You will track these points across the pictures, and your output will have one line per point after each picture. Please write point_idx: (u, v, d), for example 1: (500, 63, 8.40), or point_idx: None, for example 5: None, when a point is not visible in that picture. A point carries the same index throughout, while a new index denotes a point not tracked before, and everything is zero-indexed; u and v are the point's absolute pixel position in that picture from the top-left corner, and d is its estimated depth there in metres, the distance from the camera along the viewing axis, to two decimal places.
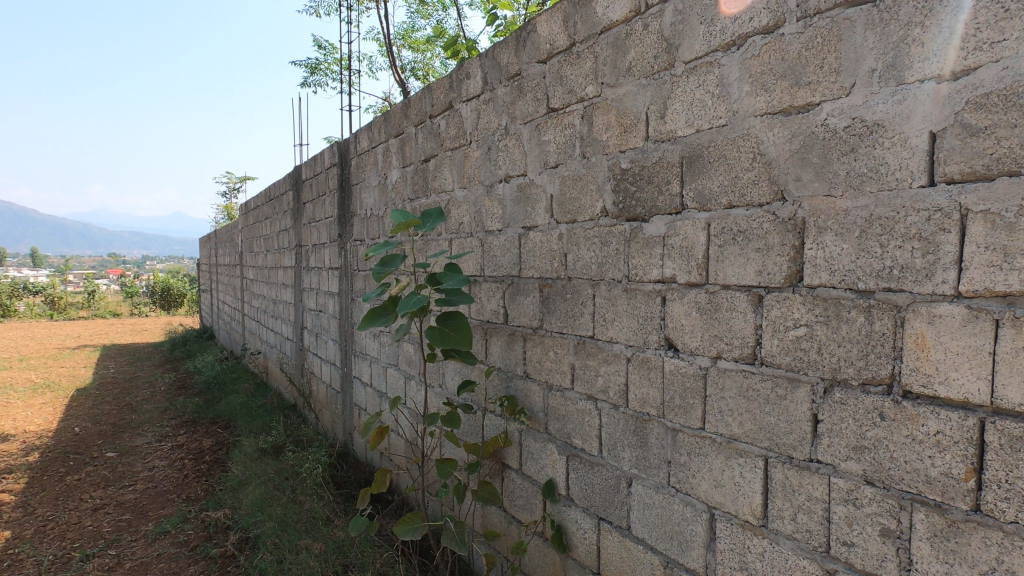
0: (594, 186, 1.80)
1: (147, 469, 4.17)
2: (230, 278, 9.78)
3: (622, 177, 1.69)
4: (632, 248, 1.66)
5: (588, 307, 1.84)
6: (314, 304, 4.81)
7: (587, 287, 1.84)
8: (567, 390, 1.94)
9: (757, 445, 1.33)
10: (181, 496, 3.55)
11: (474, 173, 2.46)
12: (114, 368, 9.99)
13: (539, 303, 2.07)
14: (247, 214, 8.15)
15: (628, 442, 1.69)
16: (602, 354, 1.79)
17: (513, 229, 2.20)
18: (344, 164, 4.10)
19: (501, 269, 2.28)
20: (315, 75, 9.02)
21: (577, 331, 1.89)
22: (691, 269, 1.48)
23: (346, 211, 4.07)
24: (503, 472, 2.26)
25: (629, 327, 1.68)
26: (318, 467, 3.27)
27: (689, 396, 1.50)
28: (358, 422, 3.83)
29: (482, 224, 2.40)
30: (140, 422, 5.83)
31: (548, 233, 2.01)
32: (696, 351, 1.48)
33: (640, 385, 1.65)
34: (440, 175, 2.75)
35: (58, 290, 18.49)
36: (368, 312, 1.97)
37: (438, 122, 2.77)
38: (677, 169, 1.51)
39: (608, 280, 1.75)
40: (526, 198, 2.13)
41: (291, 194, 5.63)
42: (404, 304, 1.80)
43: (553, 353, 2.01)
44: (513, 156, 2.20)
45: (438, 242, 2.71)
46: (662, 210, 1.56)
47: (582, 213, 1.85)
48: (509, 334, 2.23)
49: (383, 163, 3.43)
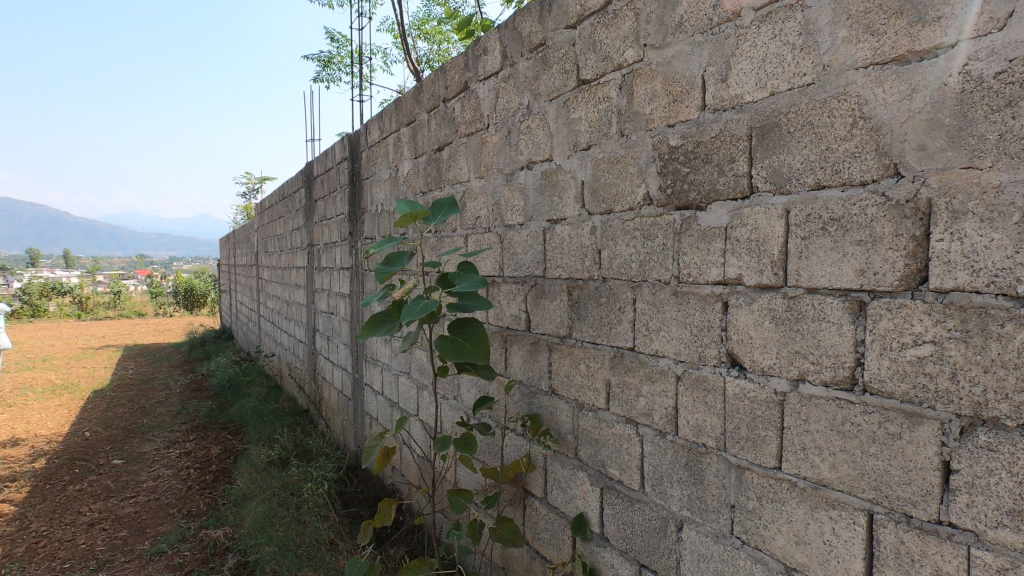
0: (634, 169, 1.51)
1: (151, 479, 3.99)
2: (247, 278, 9.67)
3: (670, 157, 1.39)
4: (684, 242, 1.37)
5: (627, 314, 1.54)
6: (326, 305, 4.59)
7: (626, 290, 1.55)
8: (601, 411, 1.66)
9: (858, 495, 1.03)
10: (181, 511, 3.34)
11: (492, 160, 2.18)
12: (133, 368, 9.96)
13: (568, 308, 1.78)
14: (262, 213, 8.00)
15: (679, 478, 1.40)
16: (644, 370, 1.50)
17: (537, 223, 1.92)
18: (355, 158, 3.86)
19: (523, 268, 2.00)
20: (329, 69, 8.84)
21: (613, 342, 1.60)
22: (763, 268, 1.18)
23: (356, 208, 3.83)
24: (524, 500, 1.99)
25: (679, 339, 1.39)
26: (324, 484, 3.03)
27: (760, 427, 1.20)
28: (368, 433, 3.59)
29: (501, 217, 2.12)
30: (152, 426, 5.68)
31: (578, 227, 1.72)
32: (770, 371, 1.18)
33: (694, 410, 1.36)
34: (455, 164, 2.48)
35: (85, 290, 18.73)
36: (369, 319, 1.70)
37: (453, 106, 2.50)
38: (744, 143, 1.21)
39: (653, 282, 1.46)
40: (552, 186, 1.84)
41: (303, 191, 5.43)
42: (409, 311, 1.52)
43: (584, 367, 1.72)
44: (536, 139, 1.91)
45: (452, 238, 2.45)
46: (723, 196, 1.27)
47: (619, 202, 1.56)
48: (533, 343, 1.95)
49: (394, 154, 3.18)
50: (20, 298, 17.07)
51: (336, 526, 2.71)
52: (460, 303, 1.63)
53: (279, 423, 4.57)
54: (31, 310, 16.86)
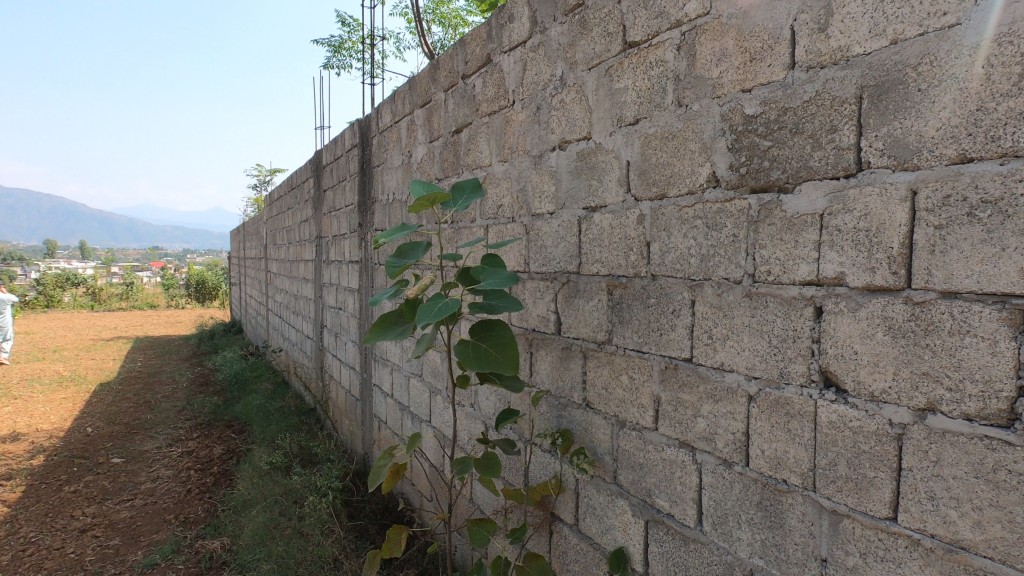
0: (695, 145, 1.26)
1: (150, 480, 3.81)
2: (256, 271, 9.51)
3: (744, 128, 1.14)
4: (761, 232, 1.12)
5: (684, 318, 1.30)
6: (334, 300, 4.38)
7: (682, 290, 1.30)
8: (647, 431, 1.42)
9: (1015, 566, 0.79)
10: (178, 518, 3.16)
11: (518, 141, 1.94)
12: (142, 361, 9.85)
13: (608, 309, 1.54)
14: (271, 204, 7.81)
15: (749, 518, 1.16)
16: (704, 385, 1.25)
17: (569, 211, 1.68)
18: (365, 144, 3.63)
19: (553, 263, 1.76)
20: (339, 55, 8.62)
21: (664, 351, 1.36)
22: (876, 264, 0.93)
23: (366, 197, 3.60)
24: (551, 526, 1.75)
25: (753, 350, 1.14)
26: (328, 494, 2.81)
27: (867, 466, 0.95)
28: (377, 437, 3.38)
29: (527, 205, 1.88)
30: (155, 422, 5.52)
31: (621, 215, 1.48)
32: (884, 395, 0.93)
33: (771, 437, 1.11)
34: (475, 147, 2.24)
35: (98, 281, 18.76)
36: (377, 320, 1.47)
37: (473, 82, 2.25)
38: (851, 106, 0.96)
39: (718, 281, 1.21)
40: (590, 169, 1.60)
41: (312, 181, 5.22)
42: (424, 312, 1.27)
43: (626, 378, 1.48)
44: (571, 115, 1.67)
45: (471, 229, 2.21)
46: (818, 174, 1.01)
47: (675, 186, 1.31)
48: (564, 348, 1.71)
49: (407, 139, 2.94)
50: (35, 288, 17.11)
51: (340, 542, 2.50)
52: (484, 302, 1.39)
53: (284, 423, 4.38)
54: (45, 300, 16.87)
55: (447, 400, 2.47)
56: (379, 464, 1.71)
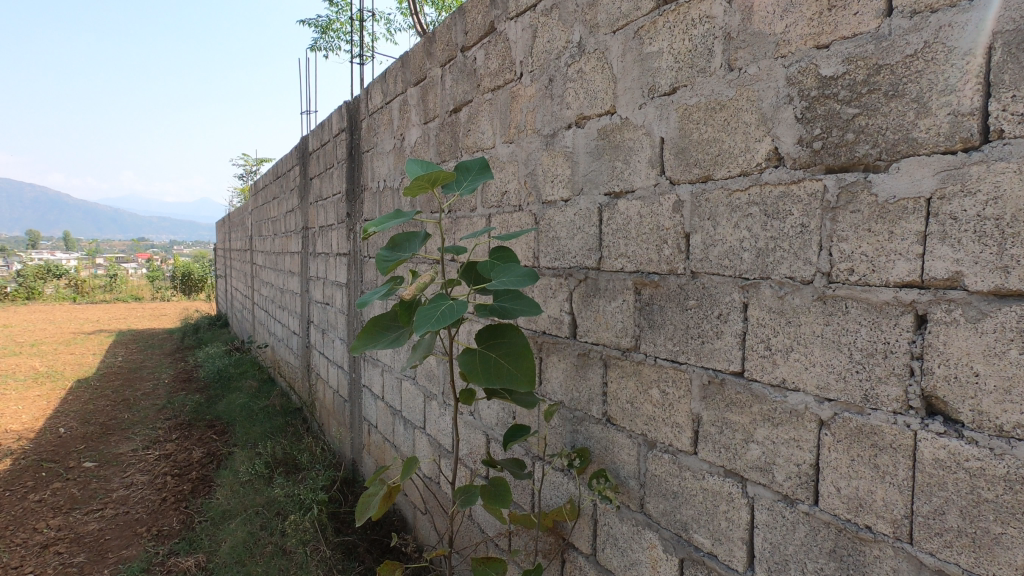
0: (752, 118, 1.04)
1: (123, 487, 3.57)
2: (241, 262, 9.21)
3: (820, 93, 0.93)
4: (841, 221, 0.91)
5: (734, 324, 1.09)
6: (321, 295, 4.13)
7: (731, 290, 1.10)
8: (683, 454, 1.21)
9: None
10: (150, 531, 2.93)
11: (526, 119, 1.72)
12: (124, 355, 9.51)
13: (635, 312, 1.33)
14: (256, 193, 7.54)
15: (818, 568, 0.96)
16: (760, 405, 1.05)
17: (588, 198, 1.47)
18: (354, 128, 3.38)
19: (568, 258, 1.55)
20: (326, 37, 8.31)
21: (706, 363, 1.15)
22: (1010, 262, 0.73)
23: (355, 185, 3.35)
24: (563, 555, 1.55)
25: (826, 366, 0.94)
26: (314, 507, 2.59)
27: (991, 519, 0.75)
28: (366, 442, 3.16)
29: (537, 191, 1.67)
30: (134, 422, 5.26)
31: (652, 201, 1.27)
32: (1018, 431, 0.73)
33: (851, 473, 0.91)
34: (476, 127, 2.01)
35: (81, 273, 18.27)
36: (366, 323, 1.24)
37: (473, 55, 2.02)
38: (978, 59, 0.75)
39: (779, 281, 1.00)
40: (613, 148, 1.38)
41: (298, 169, 4.96)
42: (422, 316, 1.04)
43: (657, 392, 1.27)
44: (591, 87, 1.45)
45: (472, 219, 1.99)
46: (926, 148, 0.81)
47: (724, 166, 1.10)
48: (580, 354, 1.50)
49: (399, 121, 2.70)
50: (14, 280, 16.58)
51: (326, 562, 2.28)
52: (495, 305, 1.17)
53: (268, 424, 4.14)
54: (26, 292, 16.38)
55: (444, 407, 2.26)
56: (368, 493, 1.48)
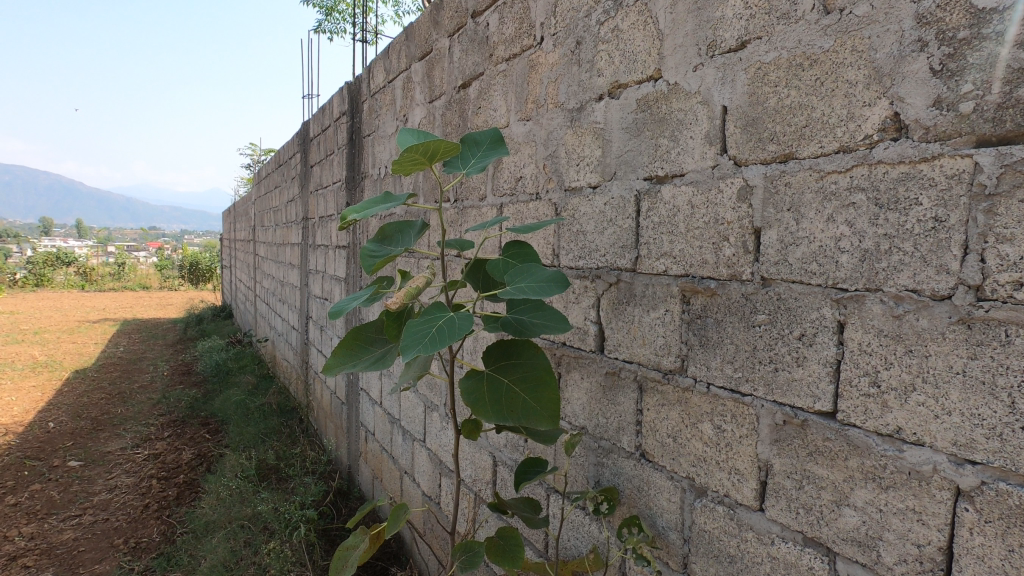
0: (859, 73, 0.78)
1: (105, 491, 3.37)
2: (245, 253, 9.01)
3: (972, 34, 0.67)
4: (1004, 214, 0.64)
5: (823, 349, 0.83)
6: (320, 289, 3.89)
7: (820, 305, 0.84)
8: (744, 510, 0.96)
9: None
10: (128, 543, 2.72)
11: (547, 91, 1.45)
12: (126, 345, 9.35)
13: (681, 326, 1.07)
14: (258, 182, 7.30)
15: None
16: (861, 459, 0.79)
17: (622, 184, 1.21)
18: (355, 110, 3.12)
19: (596, 255, 1.29)
20: (332, 20, 8.05)
21: (781, 397, 0.89)
22: None
23: (355, 172, 3.10)
24: None
25: (970, 415, 0.68)
26: (302, 524, 2.37)
27: None
28: (363, 450, 2.92)
29: (559, 177, 1.41)
30: (127, 417, 5.07)
31: (710, 187, 1.01)
32: None
33: (1004, 569, 0.65)
34: (488, 103, 1.75)
35: (89, 260, 18.22)
36: (345, 336, 0.99)
37: (485, 19, 1.76)
38: None
39: (894, 295, 0.74)
40: (657, 122, 1.12)
41: (299, 156, 4.71)
42: (410, 332, 0.77)
43: (710, 428, 1.02)
44: (630, 48, 1.18)
45: (482, 208, 1.73)
46: None
47: (814, 139, 0.84)
48: (609, 373, 1.25)
49: (402, 100, 2.44)
50: (21, 266, 16.54)
51: None
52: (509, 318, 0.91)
53: (262, 424, 3.92)
54: (34, 279, 16.32)
55: (445, 420, 2.01)
56: (347, 546, 1.24)
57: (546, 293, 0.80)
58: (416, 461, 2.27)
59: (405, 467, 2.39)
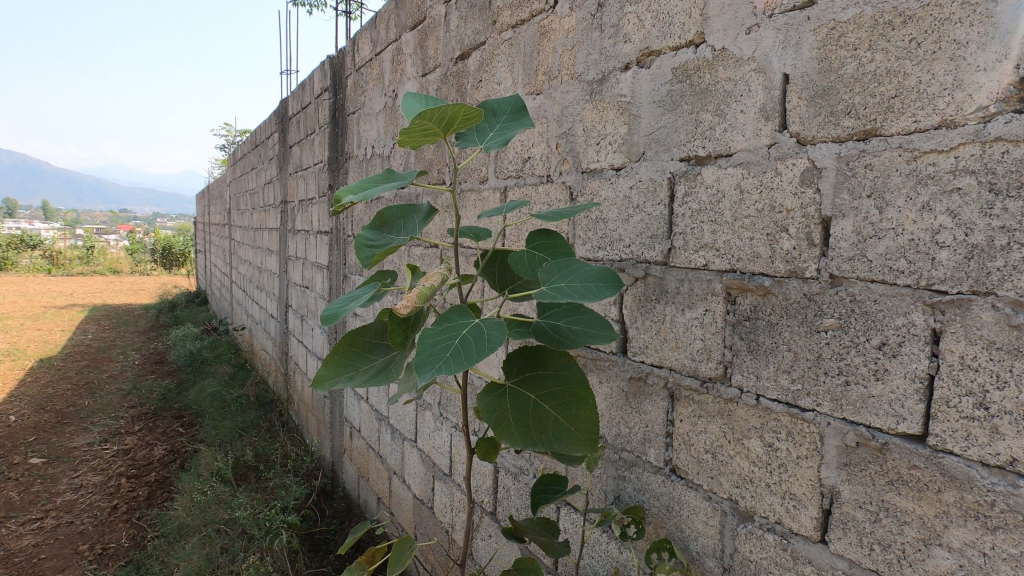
0: (974, 32, 0.64)
1: (70, 491, 3.17)
2: (221, 237, 8.67)
3: None
4: None
5: (911, 363, 0.71)
6: (300, 277, 3.69)
7: (907, 309, 0.71)
8: (802, 540, 0.84)
9: None
10: (93, 549, 2.54)
11: (561, 61, 1.30)
12: (95, 332, 8.97)
13: (724, 328, 0.94)
14: (234, 163, 6.99)
15: None
16: (959, 493, 0.67)
17: (652, 166, 1.07)
18: (338, 86, 2.91)
19: (619, 246, 1.14)
20: None
21: (853, 415, 0.77)
22: None
23: (338, 152, 2.90)
24: None
25: None
26: (283, 530, 2.22)
27: None
28: (347, 447, 2.77)
29: (575, 157, 1.26)
30: (95, 409, 4.82)
31: (764, 169, 0.87)
32: None
33: None
34: (490, 75, 1.58)
35: (56, 244, 17.51)
36: (339, 343, 0.85)
37: None
38: None
39: (1013, 302, 0.62)
40: (697, 95, 0.98)
41: (277, 136, 4.46)
42: (426, 342, 0.63)
43: (759, 445, 0.89)
44: (665, 9, 1.03)
45: (483, 192, 1.57)
46: None
47: (906, 112, 0.70)
48: (634, 378, 1.12)
49: (391, 75, 2.26)
50: None
51: None
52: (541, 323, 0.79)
53: (238, 417, 3.73)
54: None
55: (439, 421, 1.87)
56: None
57: (594, 295, 0.66)
58: (407, 463, 2.13)
59: (394, 468, 2.24)
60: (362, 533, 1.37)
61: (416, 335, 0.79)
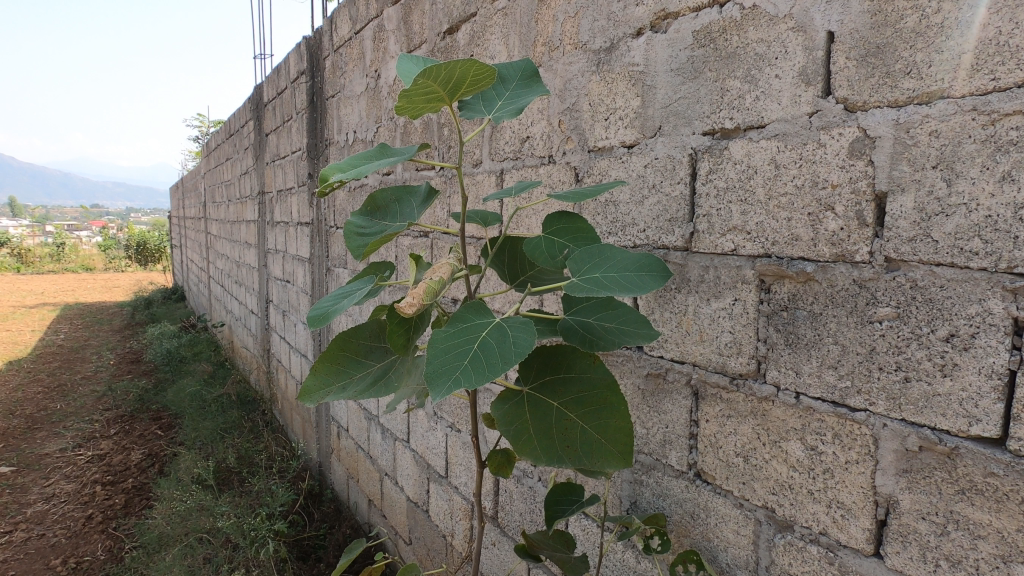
0: None
1: (41, 501, 3.01)
2: (196, 232, 8.37)
3: None
4: None
5: (989, 358, 0.62)
6: (280, 270, 3.54)
7: (982, 296, 0.62)
8: (851, 554, 0.75)
9: None
10: (67, 564, 2.40)
11: (562, 29, 1.18)
12: (67, 332, 8.64)
13: (759, 320, 0.85)
14: (208, 155, 6.73)
15: None
16: None
17: (669, 142, 0.97)
18: (315, 68, 2.76)
19: (632, 231, 1.04)
20: None
21: (915, 416, 0.68)
22: None
23: (317, 138, 2.75)
24: None
25: None
26: (271, 538, 2.10)
27: None
28: (334, 448, 2.65)
29: (581, 134, 1.15)
30: (68, 412, 4.63)
31: (805, 141, 0.77)
32: None
33: None
34: (481, 48, 1.46)
35: (25, 241, 16.93)
36: (327, 348, 0.74)
37: None
38: None
39: None
40: (722, 61, 0.88)
41: (252, 123, 4.27)
42: (437, 348, 0.53)
43: (799, 448, 0.81)
44: None
45: (477, 176, 1.46)
46: None
47: (982, 69, 0.61)
48: (652, 375, 1.02)
49: (373, 54, 2.11)
50: None
51: None
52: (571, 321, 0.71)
53: (219, 418, 3.58)
54: None
55: (433, 421, 1.76)
56: None
57: (642, 288, 0.60)
58: (399, 464, 2.02)
59: (386, 470, 2.14)
60: (355, 551, 1.24)
61: (418, 337, 0.69)
